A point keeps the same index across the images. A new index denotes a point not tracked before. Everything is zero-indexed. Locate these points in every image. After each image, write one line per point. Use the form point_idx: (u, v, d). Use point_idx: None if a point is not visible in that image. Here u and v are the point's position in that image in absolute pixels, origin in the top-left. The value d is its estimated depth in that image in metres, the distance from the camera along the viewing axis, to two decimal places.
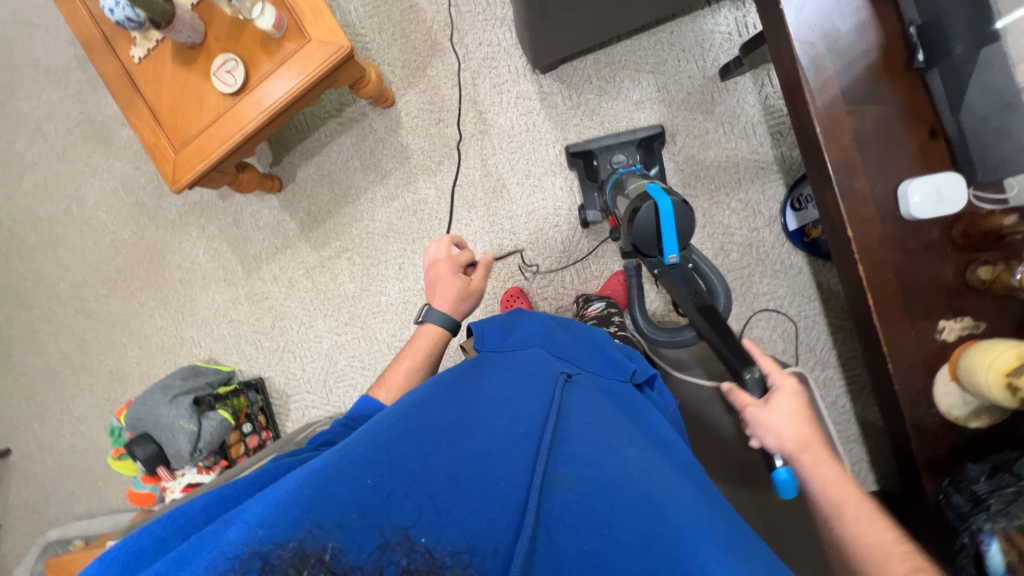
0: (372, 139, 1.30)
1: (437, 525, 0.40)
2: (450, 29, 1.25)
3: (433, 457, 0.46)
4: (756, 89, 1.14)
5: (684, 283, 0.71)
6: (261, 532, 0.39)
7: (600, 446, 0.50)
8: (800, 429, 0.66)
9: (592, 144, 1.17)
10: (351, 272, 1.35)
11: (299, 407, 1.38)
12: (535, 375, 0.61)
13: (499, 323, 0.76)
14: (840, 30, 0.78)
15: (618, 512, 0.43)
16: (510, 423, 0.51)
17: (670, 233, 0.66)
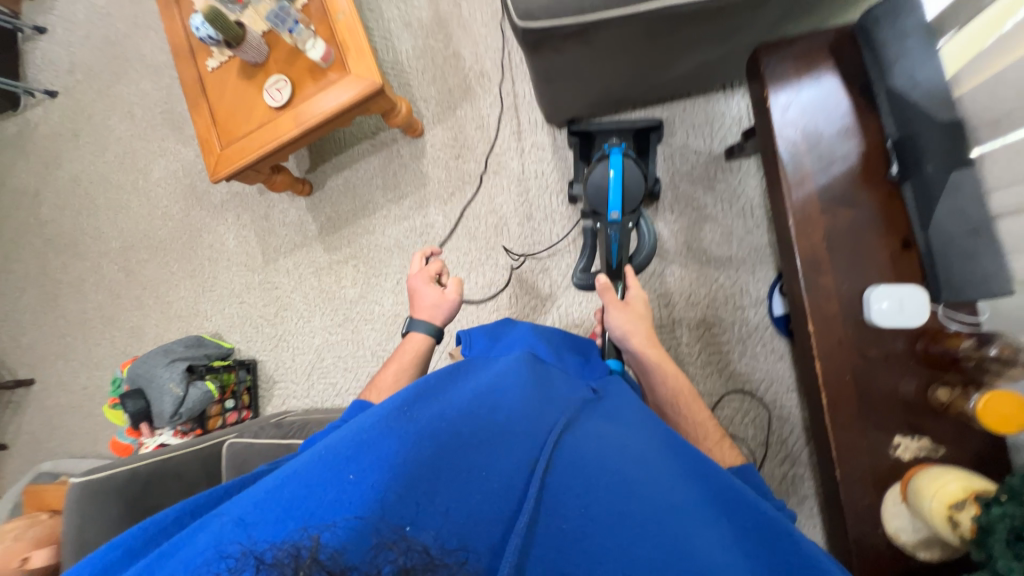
0: (397, 163, 1.43)
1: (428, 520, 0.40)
2: (484, 78, 1.37)
3: (416, 451, 0.45)
4: (759, 173, 1.16)
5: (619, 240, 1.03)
6: (248, 530, 0.38)
7: (584, 447, 0.51)
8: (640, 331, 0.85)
9: (592, 126, 1.18)
10: (353, 278, 1.45)
11: (281, 395, 1.48)
12: (509, 377, 0.61)
13: (486, 329, 0.82)
14: (822, 133, 0.81)
15: (608, 505, 0.44)
16: (493, 418, 0.51)
17: (615, 191, 1.01)
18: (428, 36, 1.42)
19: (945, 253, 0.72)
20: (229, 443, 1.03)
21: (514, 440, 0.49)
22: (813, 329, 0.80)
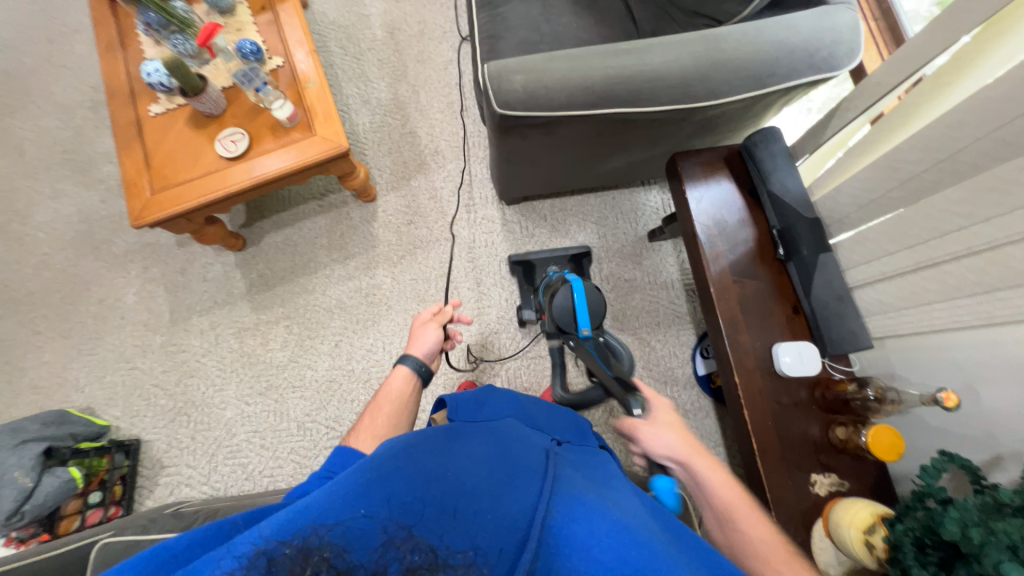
0: (346, 224, 1.42)
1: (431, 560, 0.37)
2: (438, 156, 1.49)
3: (426, 489, 0.44)
4: (676, 253, 1.38)
5: (602, 353, 0.85)
6: (268, 532, 0.39)
7: (600, 494, 0.47)
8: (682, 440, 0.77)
9: (532, 256, 1.34)
10: (284, 340, 1.33)
11: (169, 484, 1.22)
12: (519, 426, 0.60)
13: (474, 398, 0.78)
14: (727, 222, 1.02)
15: (622, 555, 0.40)
16: (505, 456, 0.50)
17: (582, 311, 0.87)
18: (386, 115, 1.52)
19: (824, 316, 0.91)
20: (103, 543, 0.81)
21: (524, 480, 0.46)
22: (738, 381, 0.93)
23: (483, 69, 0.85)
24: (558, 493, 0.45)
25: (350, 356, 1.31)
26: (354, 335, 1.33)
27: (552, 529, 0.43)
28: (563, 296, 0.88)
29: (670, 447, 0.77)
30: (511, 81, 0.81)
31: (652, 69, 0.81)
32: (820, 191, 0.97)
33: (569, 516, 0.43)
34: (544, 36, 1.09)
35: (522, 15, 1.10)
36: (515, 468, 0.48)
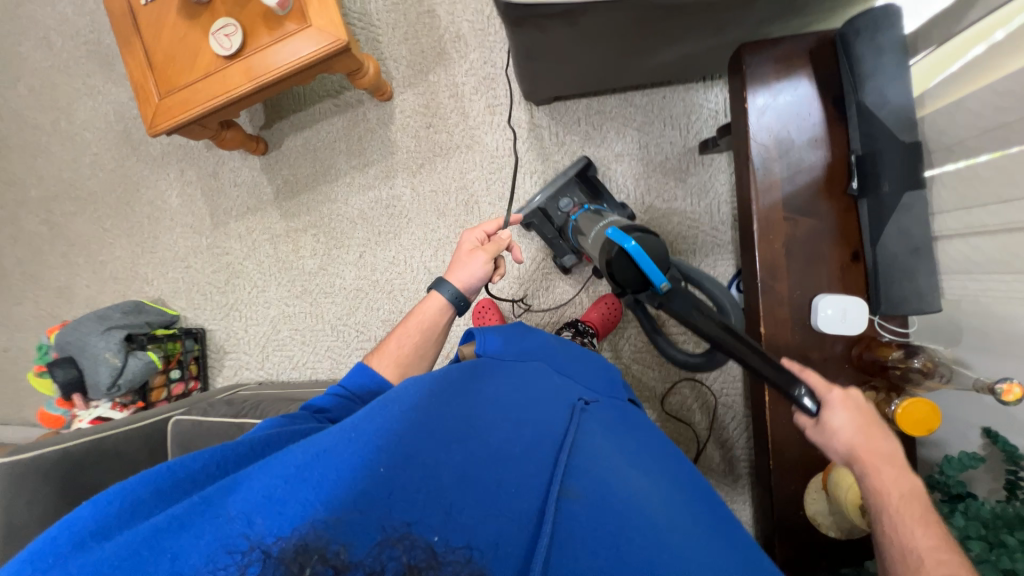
0: (363, 127, 1.33)
1: (449, 522, 0.41)
2: (460, 42, 1.28)
3: (446, 453, 0.48)
4: (729, 170, 1.18)
5: (695, 311, 0.72)
6: (262, 519, 0.38)
7: (611, 476, 0.51)
8: (861, 433, 0.63)
9: (535, 203, 1.16)
10: (313, 248, 1.38)
11: (233, 366, 1.43)
12: (533, 390, 0.64)
13: (502, 336, 0.76)
14: (794, 141, 0.82)
15: (623, 530, 0.44)
16: (521, 429, 0.54)
17: (649, 268, 0.72)
18: None
19: (887, 270, 0.76)
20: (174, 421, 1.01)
21: (532, 456, 0.51)
22: (763, 331, 0.84)
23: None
24: (568, 471, 0.50)
25: (373, 267, 1.35)
26: (376, 246, 1.34)
27: (560, 522, 0.44)
28: (620, 265, 0.73)
29: (848, 444, 0.63)
30: None
31: None
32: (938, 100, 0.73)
33: (581, 501, 0.46)
34: None
35: None
36: (528, 445, 0.52)
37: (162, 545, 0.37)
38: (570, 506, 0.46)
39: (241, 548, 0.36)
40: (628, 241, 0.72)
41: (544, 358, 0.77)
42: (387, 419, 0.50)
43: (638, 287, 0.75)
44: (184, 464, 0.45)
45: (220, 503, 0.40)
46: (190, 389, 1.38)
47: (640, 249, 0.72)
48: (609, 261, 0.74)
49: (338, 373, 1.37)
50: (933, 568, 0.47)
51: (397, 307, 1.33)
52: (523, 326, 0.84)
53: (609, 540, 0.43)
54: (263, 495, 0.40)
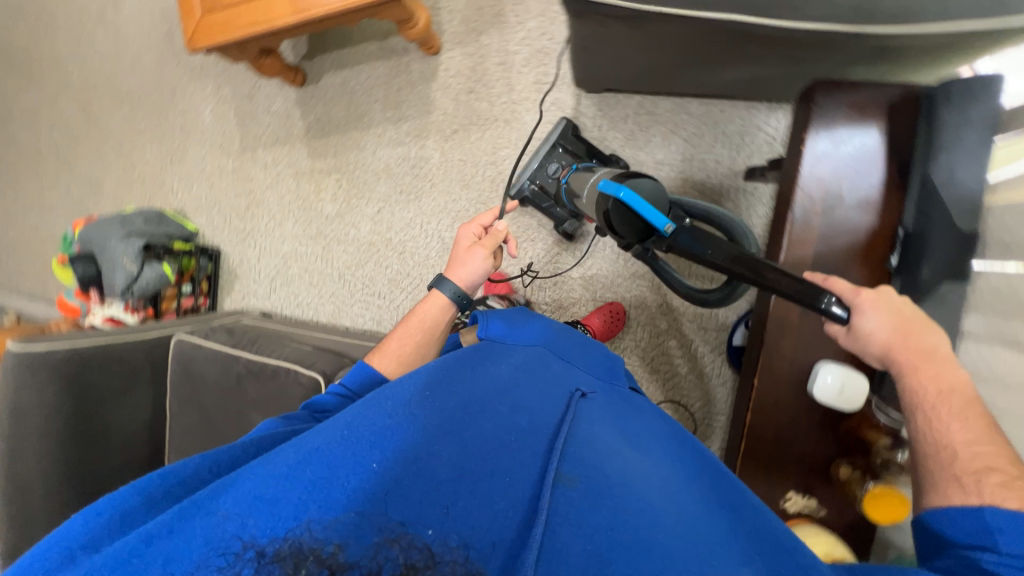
0: (404, 78, 1.28)
1: (441, 512, 0.45)
2: (521, 5, 1.19)
3: (438, 447, 0.52)
4: (771, 203, 1.09)
5: (705, 246, 0.71)
6: (254, 523, 0.43)
7: (607, 462, 0.53)
8: (897, 331, 0.60)
9: (523, 177, 1.14)
10: (334, 193, 1.37)
11: (241, 291, 1.48)
12: (529, 377, 0.68)
13: (505, 319, 0.84)
14: (844, 198, 0.77)
15: (618, 513, 0.47)
16: (513, 420, 0.58)
17: (651, 210, 0.70)
18: None
19: None
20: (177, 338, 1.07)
21: (523, 447, 0.55)
22: (754, 383, 0.83)
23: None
24: (563, 457, 0.53)
25: (389, 225, 1.34)
26: (396, 205, 1.33)
27: (555, 506, 0.47)
28: (619, 217, 0.72)
29: (884, 346, 0.61)
30: None
31: None
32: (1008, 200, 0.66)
33: (576, 487, 0.49)
34: None
35: None
36: (520, 436, 0.56)
37: (171, 536, 0.44)
38: (565, 492, 0.49)
39: (243, 541, 0.42)
40: (620, 191, 0.71)
41: (550, 347, 0.79)
42: (378, 420, 0.56)
43: (645, 231, 0.74)
44: (184, 468, 0.53)
45: (222, 505, 0.46)
46: (198, 305, 1.45)
47: (636, 198, 0.70)
48: (609, 217, 0.73)
49: (337, 320, 1.41)
50: (964, 461, 0.50)
51: (405, 269, 1.34)
52: (527, 312, 0.91)
53: (604, 523, 0.46)
54: (254, 495, 0.46)
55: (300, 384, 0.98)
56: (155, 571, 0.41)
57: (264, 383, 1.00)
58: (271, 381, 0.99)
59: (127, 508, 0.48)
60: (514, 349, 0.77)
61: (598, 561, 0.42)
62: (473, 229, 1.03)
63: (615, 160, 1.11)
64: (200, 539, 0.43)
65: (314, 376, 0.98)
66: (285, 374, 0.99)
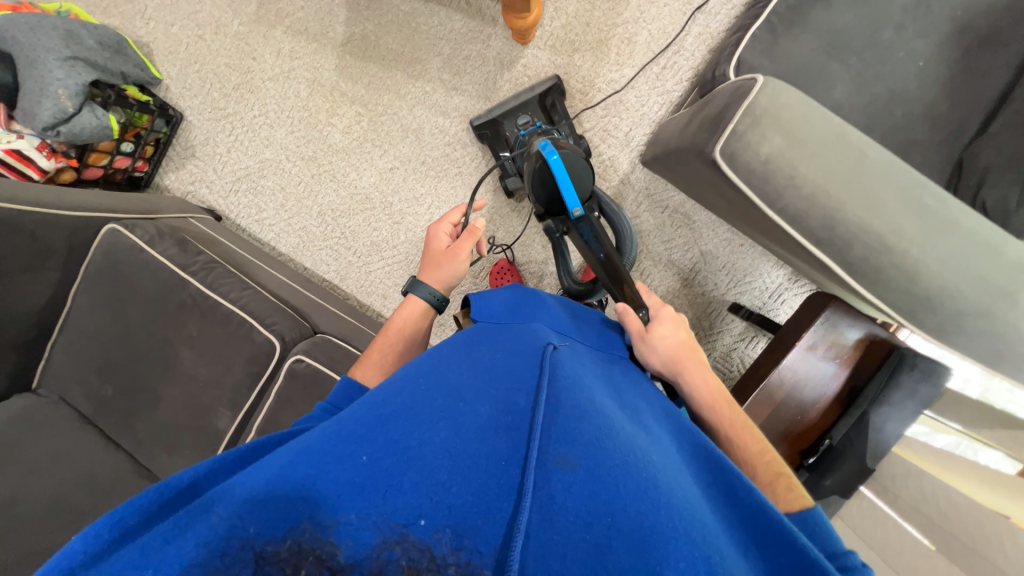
0: (477, 48, 1.14)
1: (438, 505, 0.35)
2: (626, 46, 1.12)
3: (430, 432, 0.41)
4: (737, 337, 1.18)
5: (596, 237, 0.84)
6: (257, 520, 0.33)
7: (609, 431, 0.43)
8: (676, 350, 0.67)
9: (495, 113, 1.08)
10: (349, 125, 1.20)
11: (192, 173, 1.25)
12: (522, 344, 0.57)
13: (506, 299, 0.68)
14: (803, 392, 0.89)
15: (615, 500, 0.37)
16: (510, 398, 0.47)
17: (568, 188, 0.79)
18: None
19: None
20: (110, 228, 0.91)
21: (521, 425, 0.44)
22: None
23: (748, 76, 0.62)
24: (557, 436, 0.42)
25: (395, 187, 1.21)
26: (412, 172, 1.20)
27: (546, 491, 0.38)
28: (544, 179, 0.81)
29: (669, 358, 0.67)
30: (764, 140, 0.56)
31: (917, 262, 0.56)
32: (897, 457, 0.85)
33: (576, 469, 0.39)
34: (871, 45, 0.71)
35: None
36: (519, 415, 0.45)
37: (156, 556, 0.33)
38: (561, 478, 0.38)
39: (237, 549, 0.32)
40: (552, 153, 0.79)
41: (549, 323, 0.64)
42: (371, 414, 0.43)
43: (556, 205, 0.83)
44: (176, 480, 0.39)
45: (219, 502, 0.35)
46: (131, 169, 1.18)
47: (558, 163, 0.79)
48: (534, 173, 0.82)
49: (296, 256, 1.26)
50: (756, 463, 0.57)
51: (393, 239, 1.22)
52: (520, 288, 0.74)
53: (608, 510, 0.37)
54: (245, 499, 0.35)
55: (251, 342, 0.89)
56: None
57: (210, 323, 0.89)
58: (220, 324, 0.89)
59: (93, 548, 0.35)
60: (507, 328, 0.62)
61: (597, 555, 0.33)
62: (446, 226, 0.83)
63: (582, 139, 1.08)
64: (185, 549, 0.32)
65: (269, 338, 0.89)
66: (238, 324, 0.89)
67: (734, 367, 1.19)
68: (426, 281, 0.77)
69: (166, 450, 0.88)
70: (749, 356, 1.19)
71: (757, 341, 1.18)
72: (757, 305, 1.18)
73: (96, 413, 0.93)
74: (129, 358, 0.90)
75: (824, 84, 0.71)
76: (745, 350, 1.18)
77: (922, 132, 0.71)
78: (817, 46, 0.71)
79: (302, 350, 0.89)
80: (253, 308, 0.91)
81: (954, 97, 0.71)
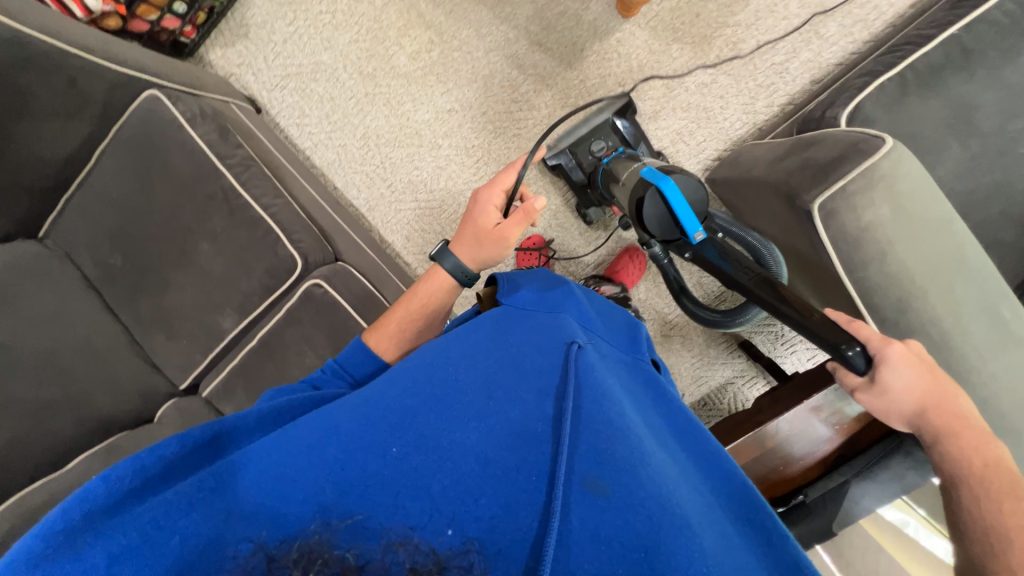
0: (574, 7, 1.06)
1: (466, 514, 0.36)
2: (729, 51, 1.04)
3: (461, 433, 0.41)
4: (737, 374, 1.19)
5: (729, 261, 0.59)
6: (269, 499, 0.37)
7: (648, 455, 0.41)
8: (922, 391, 0.51)
9: (562, 144, 1.03)
10: (418, 50, 1.12)
11: (241, 55, 1.17)
12: (552, 339, 0.52)
13: (536, 288, 0.61)
14: (794, 449, 0.90)
15: (642, 529, 0.36)
16: (538, 404, 0.44)
17: (686, 214, 0.59)
18: None
19: None
20: (150, 93, 0.84)
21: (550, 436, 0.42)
22: None
23: (874, 133, 0.57)
24: (584, 455, 0.40)
25: (447, 130, 1.15)
26: (469, 120, 1.14)
27: (572, 509, 0.37)
28: (653, 211, 0.60)
29: (918, 399, 0.51)
30: (871, 207, 0.54)
31: (972, 370, 0.55)
32: (860, 529, 0.88)
33: (609, 494, 0.38)
34: (1000, 130, 0.66)
35: None
36: (546, 425, 0.43)
37: (171, 521, 0.37)
38: (591, 501, 0.37)
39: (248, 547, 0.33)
40: (661, 179, 0.59)
41: (580, 319, 0.57)
42: (395, 404, 0.44)
43: (672, 238, 0.62)
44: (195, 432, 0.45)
45: (243, 467, 0.40)
46: (180, 34, 1.09)
47: (671, 184, 0.59)
48: (639, 205, 0.61)
49: (328, 173, 1.20)
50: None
51: (431, 183, 1.18)
52: (548, 276, 0.66)
53: (642, 543, 0.35)
54: (271, 475, 0.39)
55: (274, 254, 0.86)
56: (170, 544, 0.35)
57: (235, 224, 0.86)
58: (245, 227, 0.86)
59: (113, 493, 0.39)
60: (534, 316, 0.56)
61: None
62: (495, 197, 0.72)
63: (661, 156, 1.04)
64: (204, 521, 0.37)
65: (292, 255, 0.86)
66: (263, 233, 0.86)
67: (726, 400, 1.20)
68: (458, 255, 0.72)
69: (165, 333, 0.90)
70: (745, 396, 1.19)
71: (755, 383, 1.19)
72: (766, 348, 1.17)
73: (100, 280, 0.90)
74: (143, 236, 0.87)
75: (934, 158, 0.67)
76: (740, 388, 1.19)
77: (1010, 235, 0.69)
78: (942, 116, 0.66)
79: (322, 275, 0.88)
80: (282, 219, 0.87)
81: None
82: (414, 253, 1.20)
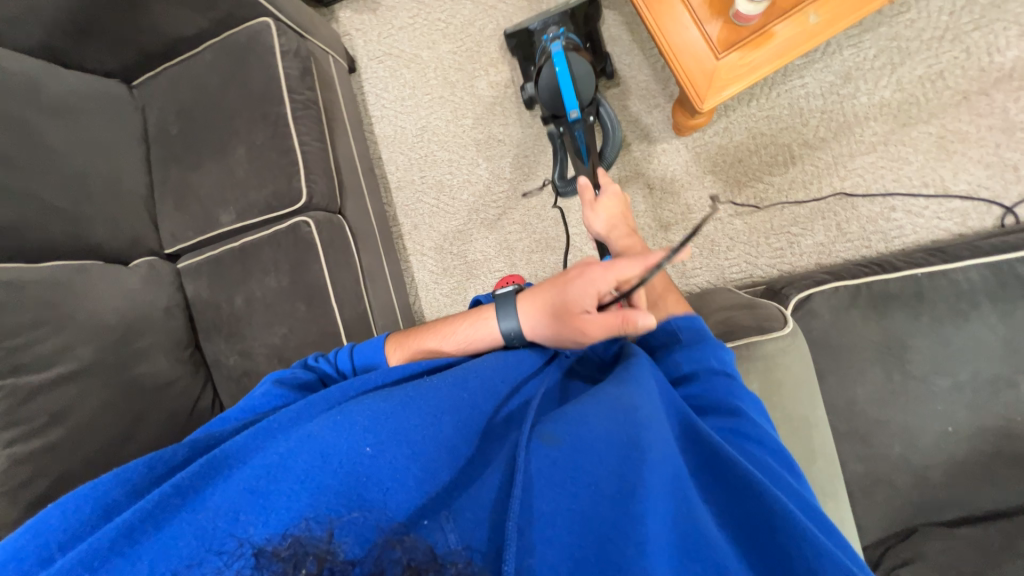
0: (638, 108, 1.16)
1: (433, 498, 0.41)
2: (755, 203, 1.08)
3: (430, 426, 0.46)
4: None
5: (585, 140, 0.94)
6: (241, 516, 0.38)
7: (598, 412, 0.46)
8: (614, 220, 0.77)
9: (528, 24, 1.13)
10: (498, 82, 1.26)
11: (362, 24, 1.36)
12: (529, 365, 0.60)
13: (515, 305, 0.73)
14: None
15: (600, 473, 0.42)
16: (504, 406, 0.54)
17: (568, 89, 0.90)
18: (821, 114, 1.05)
19: None
20: (265, 20, 1.00)
21: (513, 434, 0.50)
22: None
23: (780, 309, 0.71)
24: (544, 419, 0.47)
25: (490, 156, 1.27)
26: (512, 156, 1.25)
27: (529, 474, 0.42)
28: (547, 80, 0.94)
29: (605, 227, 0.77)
30: None
31: None
32: None
33: (562, 442, 0.43)
34: (925, 379, 0.68)
35: (973, 344, 0.67)
36: (506, 427, 0.51)
37: (150, 540, 0.39)
38: (545, 453, 0.43)
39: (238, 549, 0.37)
40: (558, 52, 0.91)
41: None
42: (372, 399, 0.49)
43: (557, 105, 0.96)
44: (170, 457, 0.47)
45: (221, 486, 0.41)
46: None
47: (563, 59, 0.91)
48: (542, 70, 0.95)
49: (380, 144, 1.35)
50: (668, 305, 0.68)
51: (456, 191, 1.29)
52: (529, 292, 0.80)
53: (590, 488, 0.41)
54: (245, 487, 0.40)
55: (287, 183, 0.97)
56: (153, 564, 0.37)
57: (271, 145, 0.98)
58: (278, 151, 0.98)
59: (94, 516, 0.42)
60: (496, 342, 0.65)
61: (574, 524, 0.39)
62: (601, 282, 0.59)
63: (608, 58, 1.13)
64: (188, 536, 0.38)
65: (301, 191, 0.97)
66: (288, 163, 0.97)
67: None
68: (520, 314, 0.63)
69: (178, 203, 1.04)
70: None
71: None
72: None
73: (154, 138, 1.06)
74: (201, 121, 1.01)
75: (854, 374, 0.69)
76: None
77: (901, 482, 0.68)
78: (876, 341, 0.69)
79: (314, 218, 0.98)
80: (309, 158, 0.99)
81: (956, 481, 0.66)
82: (414, 241, 1.32)
